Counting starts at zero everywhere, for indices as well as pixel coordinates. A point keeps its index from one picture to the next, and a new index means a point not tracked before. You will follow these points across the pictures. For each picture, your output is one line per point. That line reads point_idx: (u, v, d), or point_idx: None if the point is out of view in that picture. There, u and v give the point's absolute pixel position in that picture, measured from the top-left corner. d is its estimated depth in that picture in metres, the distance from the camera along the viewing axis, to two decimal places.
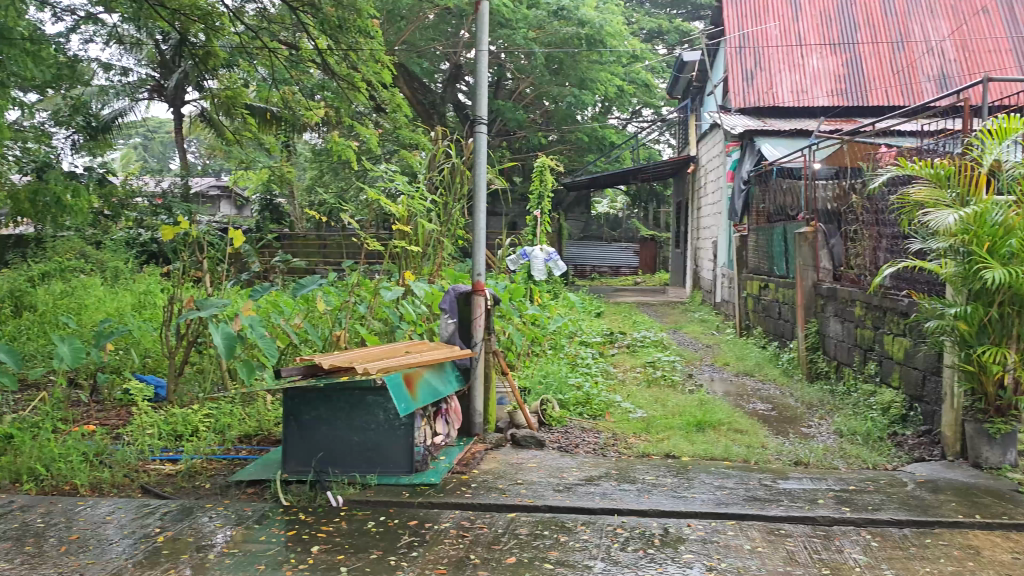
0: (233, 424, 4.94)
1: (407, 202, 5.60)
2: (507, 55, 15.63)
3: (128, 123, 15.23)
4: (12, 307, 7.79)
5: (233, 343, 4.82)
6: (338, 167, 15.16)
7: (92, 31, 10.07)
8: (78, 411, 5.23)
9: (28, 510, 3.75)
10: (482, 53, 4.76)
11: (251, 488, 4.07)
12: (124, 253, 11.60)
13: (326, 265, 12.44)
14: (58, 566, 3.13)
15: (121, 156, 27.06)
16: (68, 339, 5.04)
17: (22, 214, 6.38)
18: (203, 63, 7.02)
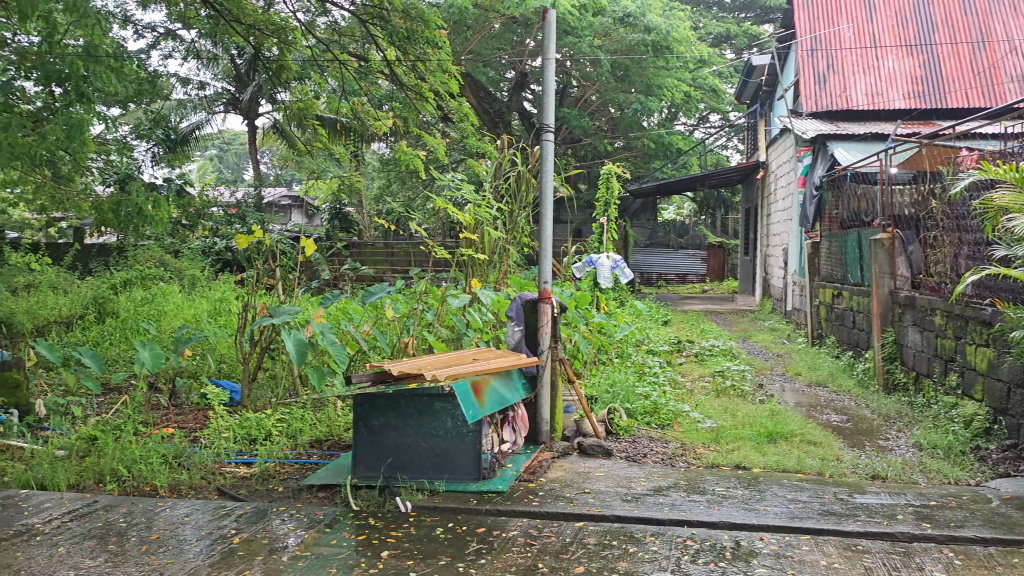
0: (305, 429, 5.03)
1: (473, 210, 5.64)
2: (572, 63, 15.67)
3: (205, 136, 15.78)
4: (96, 314, 8.11)
5: (304, 349, 4.95)
6: (406, 176, 15.39)
7: (171, 47, 10.48)
8: (158, 415, 5.41)
9: (110, 510, 3.88)
10: (549, 61, 4.75)
11: (322, 492, 4.14)
12: (201, 262, 11.97)
13: (394, 273, 12.60)
14: (140, 565, 3.23)
15: (197, 167, 28.00)
16: (148, 344, 5.23)
17: (106, 223, 6.65)
18: (277, 76, 7.22)
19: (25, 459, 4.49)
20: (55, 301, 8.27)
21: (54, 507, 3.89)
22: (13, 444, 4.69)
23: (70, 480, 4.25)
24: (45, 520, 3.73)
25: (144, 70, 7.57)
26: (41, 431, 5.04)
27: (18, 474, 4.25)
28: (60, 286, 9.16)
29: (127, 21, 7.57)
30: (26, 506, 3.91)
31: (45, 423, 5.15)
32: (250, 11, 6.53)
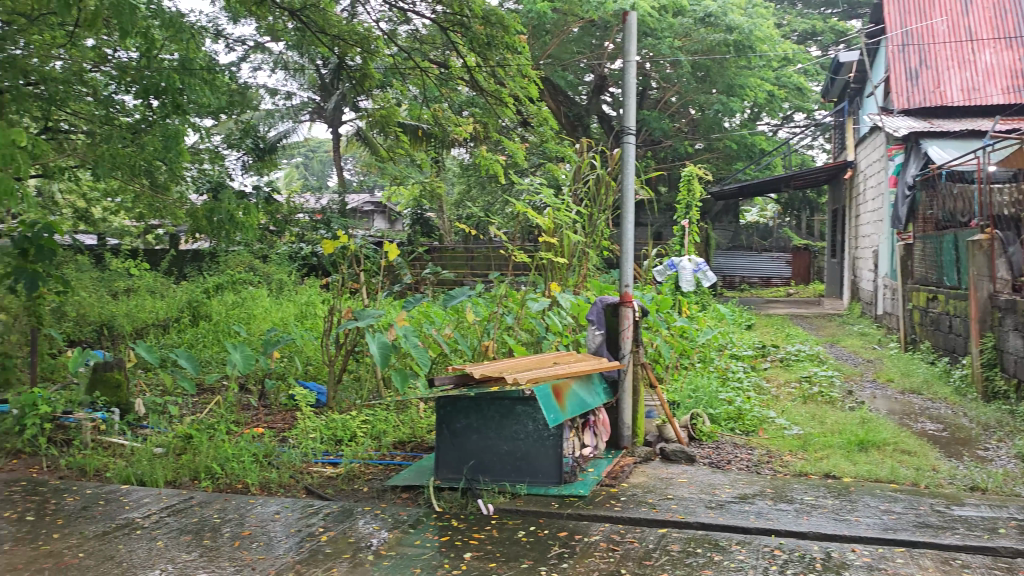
0: (389, 430, 5.11)
1: (553, 214, 5.65)
2: (652, 65, 15.54)
3: (292, 144, 16.25)
4: (191, 317, 8.45)
5: (387, 352, 5.09)
6: (485, 180, 15.52)
7: (261, 59, 10.83)
8: (249, 415, 5.59)
9: (205, 506, 4.03)
10: (630, 64, 4.72)
11: (406, 493, 4.21)
12: (288, 267, 12.32)
13: (473, 277, 12.65)
14: (233, 559, 3.34)
15: (284, 175, 28.87)
16: (239, 347, 5.43)
17: (201, 230, 6.92)
18: (360, 84, 7.40)
19: (126, 456, 4.70)
20: (152, 305, 8.64)
21: (153, 502, 4.07)
22: (114, 441, 4.92)
23: (168, 477, 4.43)
24: (144, 515, 3.90)
25: (235, 82, 7.85)
26: (141, 429, 5.27)
27: (119, 470, 4.45)
28: (157, 291, 9.57)
29: (219, 35, 7.86)
30: (128, 500, 4.10)
31: (144, 421, 5.38)
32: (334, 22, 6.80)
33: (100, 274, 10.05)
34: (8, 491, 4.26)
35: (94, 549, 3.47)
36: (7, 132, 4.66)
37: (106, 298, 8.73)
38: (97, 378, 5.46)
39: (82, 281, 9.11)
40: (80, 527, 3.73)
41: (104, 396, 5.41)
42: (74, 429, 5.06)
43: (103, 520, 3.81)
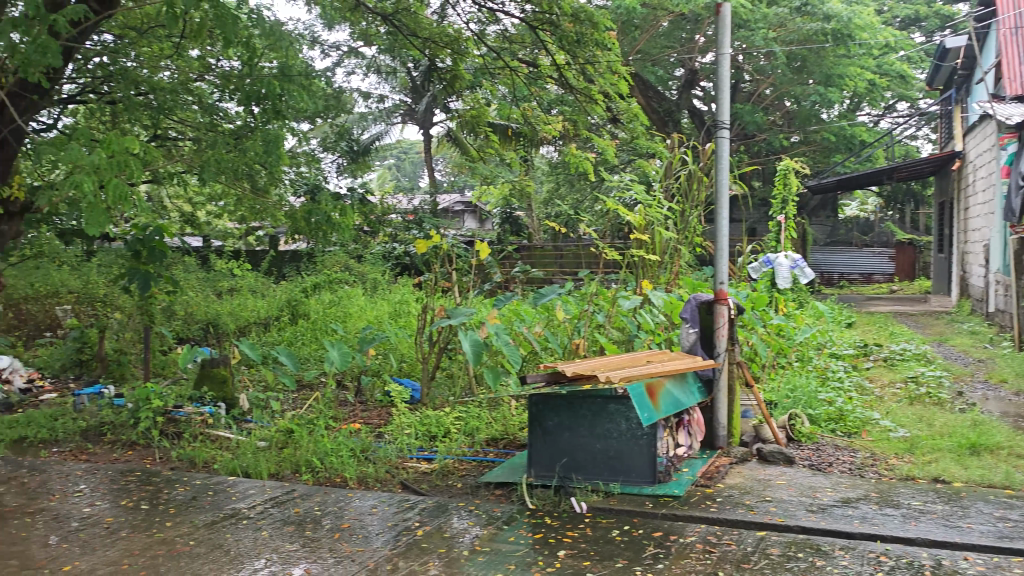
0: (482, 427, 5.15)
1: (644, 211, 5.59)
2: (745, 57, 15.20)
3: (385, 146, 16.59)
4: (290, 316, 8.73)
5: (479, 350, 5.15)
6: (574, 178, 15.50)
7: (355, 63, 11.11)
8: (346, 410, 5.74)
9: (306, 498, 4.16)
10: (724, 57, 4.62)
11: (499, 490, 4.24)
12: (382, 266, 12.57)
13: (562, 275, 12.62)
14: (333, 550, 3.44)
15: (376, 176, 29.49)
16: (336, 345, 5.60)
17: (300, 231, 7.14)
18: (451, 85, 7.52)
19: (232, 449, 4.90)
20: (254, 303, 8.97)
21: (258, 494, 4.22)
22: (221, 434, 5.13)
23: (271, 469, 4.59)
24: (250, 505, 4.05)
25: (331, 86, 8.07)
26: (245, 423, 5.48)
27: (227, 463, 4.65)
28: (259, 291, 9.91)
29: (316, 41, 8.07)
30: (234, 491, 4.27)
31: (248, 415, 5.58)
32: (425, 25, 6.95)
33: (206, 274, 10.49)
34: (126, 480, 4.51)
35: (204, 537, 3.63)
36: (123, 141, 4.97)
37: (211, 298, 9.11)
38: (204, 374, 5.71)
39: (190, 282, 9.52)
40: (191, 516, 3.90)
41: (212, 391, 5.64)
42: (183, 423, 5.30)
43: (211, 510, 3.98)
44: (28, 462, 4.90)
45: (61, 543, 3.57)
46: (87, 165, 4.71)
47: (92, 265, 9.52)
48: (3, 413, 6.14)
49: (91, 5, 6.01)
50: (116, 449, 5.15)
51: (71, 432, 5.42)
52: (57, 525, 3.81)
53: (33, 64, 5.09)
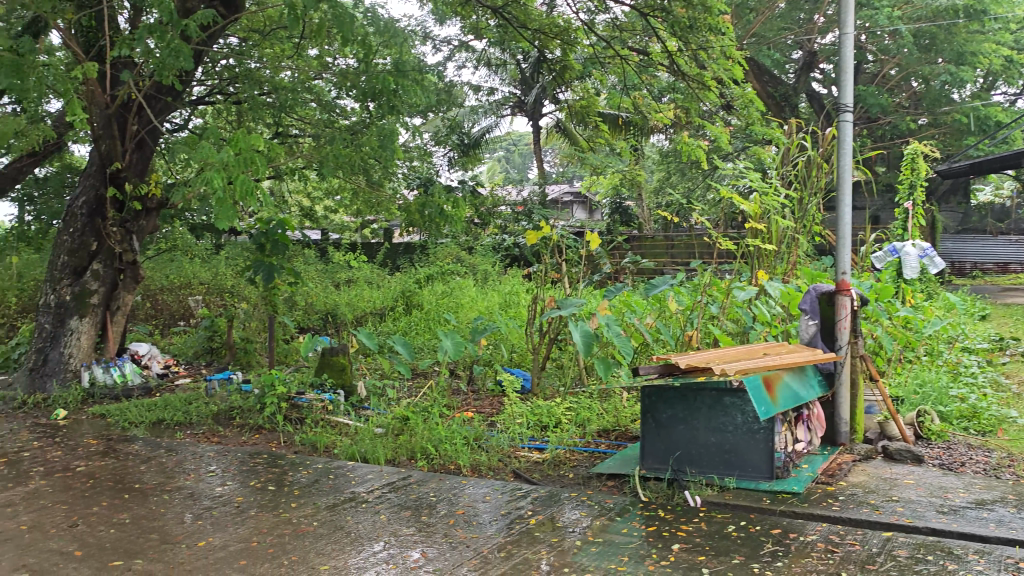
0: (593, 418, 5.13)
1: (759, 199, 5.42)
2: (867, 37, 14.53)
3: (494, 138, 16.76)
4: (405, 307, 8.95)
5: (590, 341, 5.14)
6: (686, 167, 15.20)
7: (466, 57, 11.27)
8: (459, 399, 5.85)
9: (422, 484, 4.27)
10: (847, 37, 4.43)
11: (611, 481, 4.23)
12: (492, 257, 12.71)
13: (673, 265, 12.40)
14: (448, 536, 3.51)
15: (486, 169, 29.84)
16: (450, 334, 5.73)
17: (413, 224, 7.30)
18: (561, 76, 7.53)
19: (351, 434, 5.07)
20: (370, 294, 9.23)
21: (376, 478, 4.36)
22: (341, 420, 5.32)
23: (388, 455, 4.72)
24: (368, 489, 4.19)
25: (443, 81, 8.21)
26: (363, 410, 5.65)
27: (346, 447, 4.82)
28: (375, 282, 10.21)
29: (427, 36, 8.20)
30: (353, 475, 4.42)
31: (366, 403, 5.76)
32: (535, 17, 6.96)
33: (324, 266, 10.87)
34: (254, 462, 4.74)
35: (326, 519, 3.78)
36: (249, 139, 5.22)
37: (330, 289, 9.45)
38: (325, 362, 5.93)
39: (310, 274, 9.89)
40: (313, 499, 4.06)
41: (331, 378, 5.85)
42: (306, 408, 5.52)
43: (332, 493, 4.14)
44: (166, 443, 5.22)
45: (196, 520, 3.79)
46: (217, 163, 4.97)
47: (220, 259, 10.03)
48: (143, 396, 6.56)
49: (219, 9, 6.35)
50: (244, 433, 5.42)
51: (203, 415, 5.74)
52: (192, 503, 4.05)
53: (167, 67, 5.41)
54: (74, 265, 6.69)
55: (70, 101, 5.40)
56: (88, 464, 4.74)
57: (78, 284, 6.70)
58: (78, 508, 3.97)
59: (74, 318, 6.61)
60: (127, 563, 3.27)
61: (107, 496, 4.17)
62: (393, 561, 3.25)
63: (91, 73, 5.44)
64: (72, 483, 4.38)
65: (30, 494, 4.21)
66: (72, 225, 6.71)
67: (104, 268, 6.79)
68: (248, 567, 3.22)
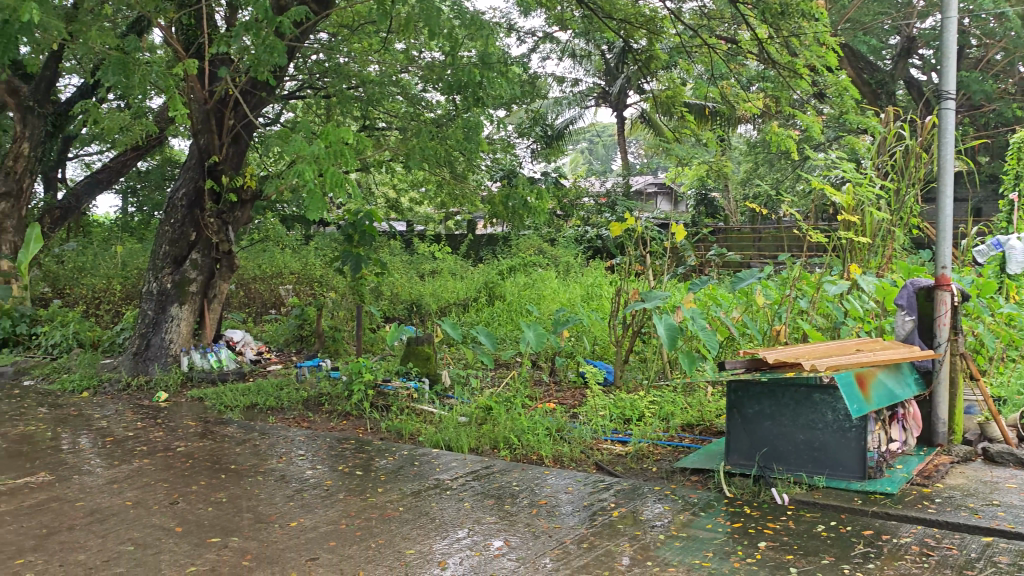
0: (677, 413, 5.06)
1: (853, 190, 5.23)
2: (971, 20, 13.85)
3: (578, 129, 16.71)
4: (487, 298, 9.02)
5: (675, 334, 5.09)
6: (775, 157, 14.80)
7: (549, 48, 11.22)
8: (541, 390, 5.87)
9: (504, 473, 4.31)
10: (950, 20, 4.24)
11: (695, 476, 4.18)
12: (575, 249, 12.69)
13: (760, 259, 12.09)
14: (531, 526, 3.54)
15: (569, 160, 29.74)
16: (532, 325, 5.78)
17: (497, 216, 7.34)
18: (647, 66, 7.43)
19: (435, 422, 5.16)
20: (454, 285, 9.34)
21: (459, 466, 4.42)
22: (425, 409, 5.41)
23: (471, 444, 4.77)
24: (452, 477, 4.25)
25: (527, 72, 8.21)
26: (447, 398, 5.74)
27: (430, 435, 4.90)
28: (459, 273, 10.32)
29: (512, 28, 8.21)
30: (438, 463, 4.49)
31: (450, 391, 5.84)
32: (620, 6, 6.89)
33: (409, 258, 11.04)
34: (342, 447, 4.87)
35: (411, 504, 3.85)
36: (339, 131, 5.28)
37: (414, 279, 9.60)
38: (410, 352, 6.05)
39: (395, 265, 10.07)
40: (399, 484, 4.15)
41: (417, 367, 5.95)
42: (392, 396, 5.63)
43: (417, 479, 4.22)
44: (259, 427, 5.41)
45: (288, 501, 3.92)
46: (308, 156, 5.11)
47: (309, 249, 10.31)
48: (237, 381, 6.82)
49: (312, 6, 6.52)
50: (333, 419, 5.57)
51: (294, 401, 5.91)
52: (283, 485, 4.19)
53: (262, 63, 5.60)
54: (175, 255, 6.97)
55: (172, 97, 5.64)
56: (187, 444, 4.97)
57: (178, 273, 6.98)
58: (178, 486, 4.16)
59: (174, 306, 6.91)
60: (223, 541, 3.42)
61: (205, 475, 4.36)
62: (477, 548, 3.29)
63: (191, 69, 5.67)
64: (172, 463, 4.58)
65: (134, 472, 4.43)
66: (173, 217, 6.96)
67: (203, 257, 7.05)
68: (338, 548, 3.32)
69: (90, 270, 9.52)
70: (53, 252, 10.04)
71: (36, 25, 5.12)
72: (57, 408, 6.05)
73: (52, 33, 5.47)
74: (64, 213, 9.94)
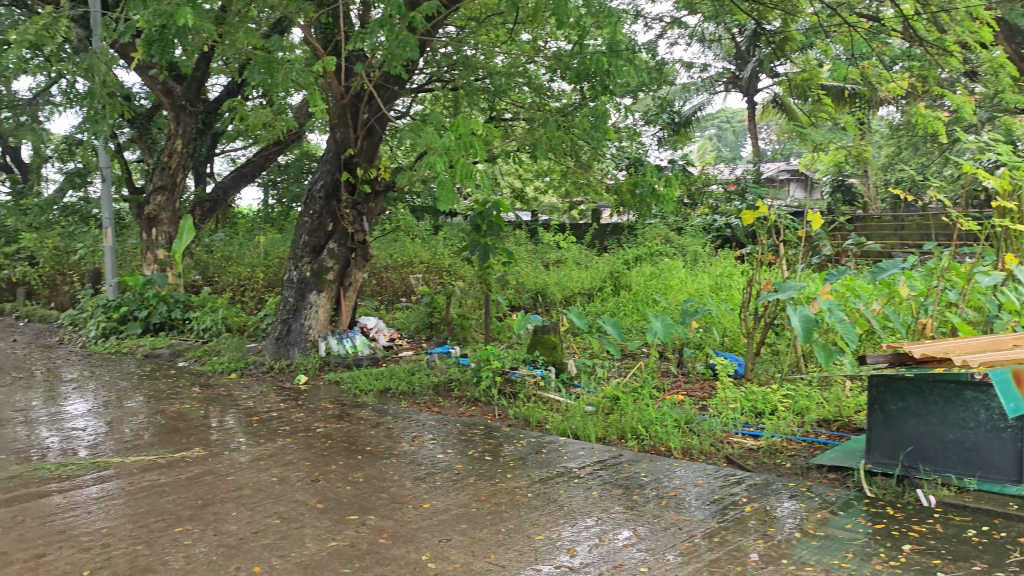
0: (813, 408, 4.88)
1: (1009, 175, 4.87)
2: None
3: (706, 115, 16.37)
4: (612, 288, 8.96)
5: (810, 326, 4.92)
6: (920, 140, 13.94)
7: (677, 34, 11.00)
8: (669, 381, 5.79)
9: (633, 463, 4.29)
10: None
11: (833, 474, 4.04)
12: (703, 238, 12.41)
13: (903, 248, 11.45)
14: (660, 517, 3.51)
15: (697, 148, 29.09)
16: (660, 316, 5.75)
17: (624, 205, 7.28)
18: (781, 49, 7.16)
19: (562, 411, 5.18)
20: (579, 274, 9.33)
21: (587, 455, 4.43)
22: (552, 397, 5.44)
23: (598, 434, 4.78)
24: (580, 466, 4.26)
25: (654, 58, 8.08)
26: (573, 387, 5.75)
27: (557, 424, 4.94)
28: (583, 262, 10.29)
29: (640, 15, 8.08)
30: (565, 451, 4.52)
31: (576, 380, 5.85)
32: None
33: (534, 247, 11.12)
34: (471, 432, 4.98)
35: (540, 491, 3.90)
36: (469, 124, 5.43)
37: (540, 269, 9.67)
38: (538, 340, 6.11)
39: (521, 255, 10.17)
40: (527, 471, 4.20)
41: (543, 355, 6.00)
42: (519, 383, 5.69)
43: (545, 466, 4.26)
44: (392, 410, 5.61)
45: (419, 483, 4.04)
46: (439, 148, 5.23)
47: (438, 239, 10.55)
48: (371, 366, 7.07)
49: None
50: (461, 405, 5.69)
51: (425, 386, 6.07)
52: (416, 467, 4.33)
53: (395, 57, 5.78)
54: (313, 245, 7.29)
55: (312, 93, 5.87)
56: (326, 425, 5.20)
57: (317, 262, 7.30)
58: (318, 465, 4.37)
59: (313, 293, 7.25)
60: (361, 518, 3.56)
61: (343, 455, 4.55)
62: (605, 537, 3.29)
63: (329, 66, 5.89)
64: (313, 443, 4.81)
65: (278, 450, 4.68)
66: (312, 208, 7.28)
67: (339, 246, 7.33)
68: (469, 530, 3.40)
69: (236, 259, 10.09)
70: (203, 242, 10.71)
71: (190, 28, 5.48)
72: (208, 388, 6.47)
73: (204, 35, 5.82)
74: (213, 206, 10.61)
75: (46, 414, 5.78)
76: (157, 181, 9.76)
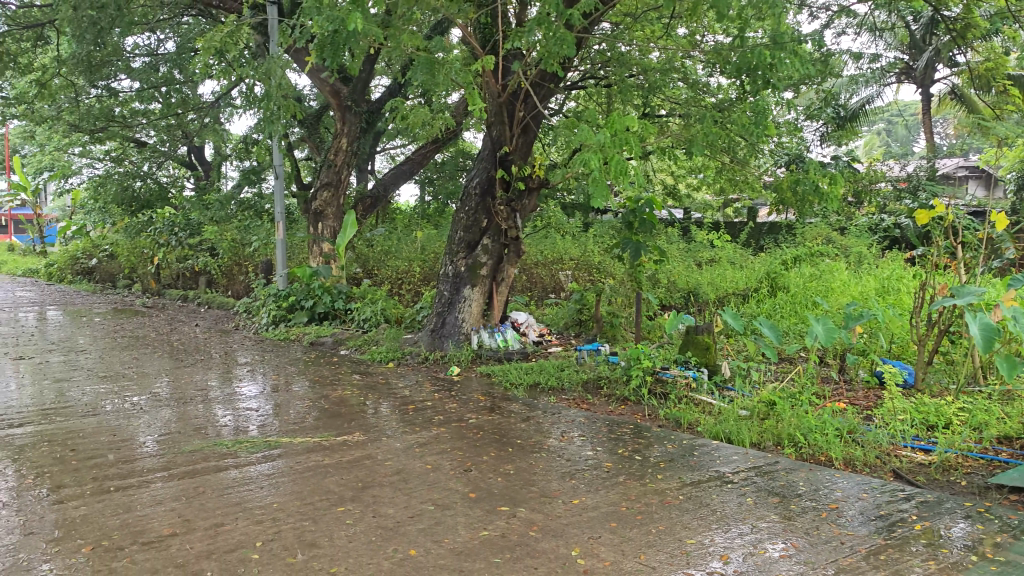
0: (993, 423, 4.51)
1: None
2: None
3: (875, 108, 15.53)
4: (769, 288, 8.65)
5: (993, 336, 4.54)
6: None
7: (845, 23, 10.48)
8: (830, 388, 5.52)
9: (790, 472, 4.13)
10: None
11: (1014, 496, 3.73)
12: (868, 238, 11.74)
13: None
14: (819, 530, 3.36)
15: (863, 145, 27.50)
16: (822, 319, 5.50)
17: (784, 203, 7.01)
18: (962, 37, 6.67)
19: (715, 414, 5.06)
20: (733, 274, 9.06)
21: (741, 460, 4.32)
22: (704, 399, 5.33)
23: (753, 439, 4.63)
24: (734, 471, 4.15)
25: (820, 50, 7.72)
26: (727, 390, 5.59)
27: (709, 427, 4.84)
28: (738, 261, 9.97)
29: (806, 5, 7.76)
30: (717, 455, 4.42)
31: (730, 383, 5.69)
32: None
33: (687, 245, 10.91)
34: (620, 431, 4.95)
35: (692, 494, 3.83)
36: (624, 120, 5.32)
37: (693, 268, 9.47)
38: (690, 341, 5.99)
39: (672, 253, 10.01)
40: (678, 473, 4.13)
41: (695, 356, 5.88)
42: (670, 384, 5.59)
43: (696, 470, 4.17)
44: (542, 405, 5.67)
45: (570, 479, 4.06)
46: (595, 144, 5.20)
47: (589, 237, 10.54)
48: (521, 360, 7.15)
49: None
50: (611, 403, 5.67)
51: (574, 382, 6.07)
52: (565, 463, 4.35)
53: (551, 55, 5.82)
54: (468, 240, 7.48)
55: (471, 92, 5.96)
56: (478, 417, 5.32)
57: (471, 257, 7.48)
58: (471, 456, 4.48)
59: (467, 287, 7.41)
60: (512, 510, 3.63)
61: (494, 447, 4.65)
62: (760, 546, 3.20)
63: (488, 64, 5.95)
64: (465, 433, 4.94)
65: (432, 439, 4.83)
66: (467, 204, 7.47)
67: (493, 242, 7.45)
68: (619, 529, 3.39)
69: (394, 253, 10.50)
70: (364, 236, 11.21)
71: (358, 32, 5.75)
72: (368, 376, 6.78)
73: (370, 38, 6.09)
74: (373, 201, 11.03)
75: (223, 393, 6.25)
76: (323, 177, 10.31)
